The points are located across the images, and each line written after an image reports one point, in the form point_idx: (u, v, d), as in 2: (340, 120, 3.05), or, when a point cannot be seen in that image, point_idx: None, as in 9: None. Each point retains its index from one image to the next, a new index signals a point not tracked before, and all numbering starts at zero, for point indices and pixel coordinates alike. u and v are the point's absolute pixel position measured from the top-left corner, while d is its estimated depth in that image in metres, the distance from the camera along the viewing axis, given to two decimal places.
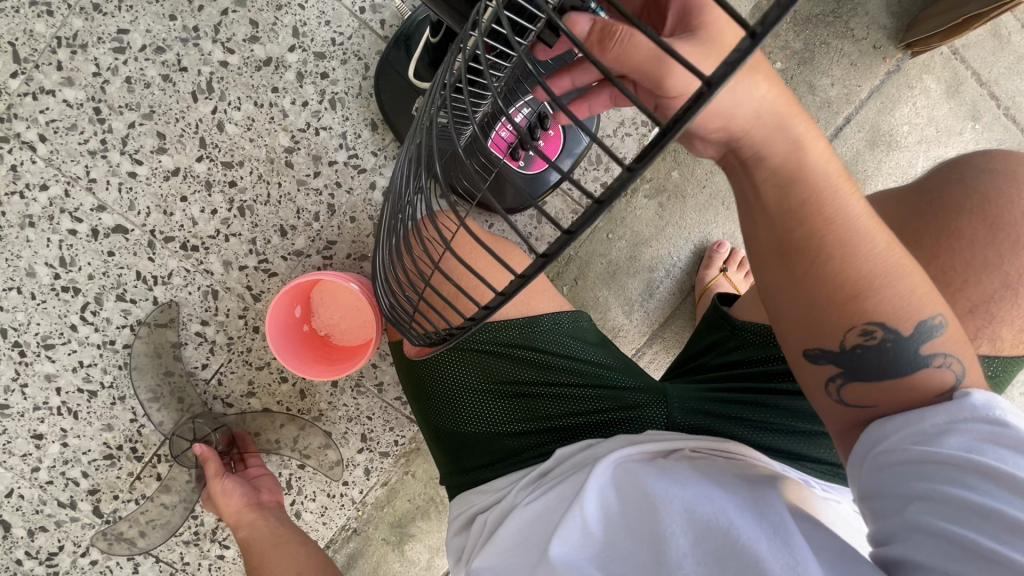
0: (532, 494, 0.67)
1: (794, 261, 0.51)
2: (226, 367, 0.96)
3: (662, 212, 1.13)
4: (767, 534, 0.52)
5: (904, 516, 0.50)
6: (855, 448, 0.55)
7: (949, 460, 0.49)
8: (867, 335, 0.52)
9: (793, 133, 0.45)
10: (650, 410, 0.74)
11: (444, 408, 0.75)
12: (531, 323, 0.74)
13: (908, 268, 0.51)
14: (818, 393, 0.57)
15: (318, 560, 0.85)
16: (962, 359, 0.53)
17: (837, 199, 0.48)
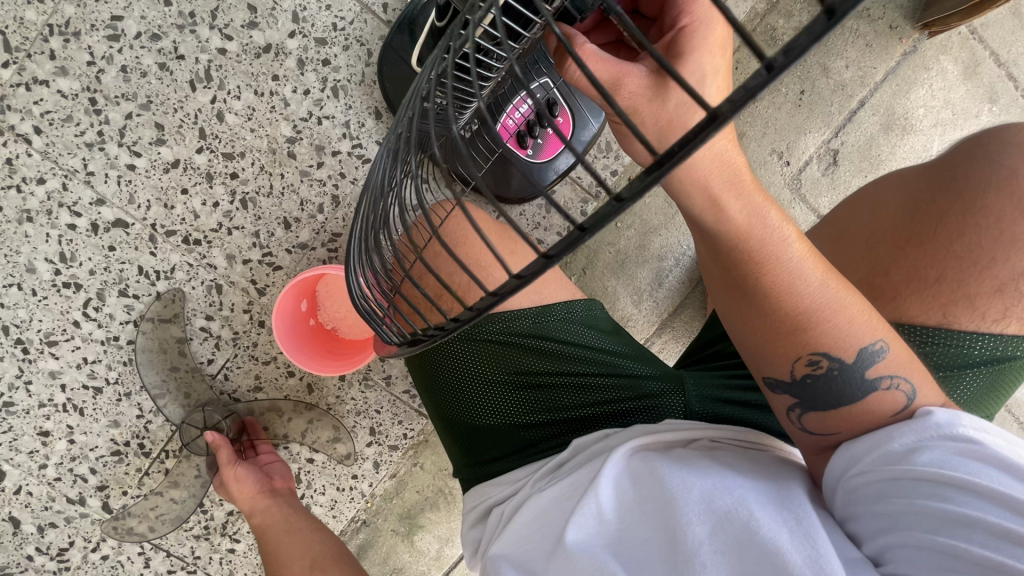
0: (548, 483, 0.66)
1: (736, 299, 0.55)
2: (233, 362, 0.95)
3: (672, 199, 1.11)
4: (787, 526, 0.52)
5: (888, 533, 0.51)
6: (826, 472, 0.57)
7: (922, 477, 0.51)
8: (814, 365, 0.55)
9: (725, 181, 0.46)
10: (667, 399, 0.73)
11: (457, 399, 0.73)
12: (545, 312, 0.73)
13: (847, 300, 0.54)
14: (783, 420, 0.60)
15: (333, 548, 0.84)
16: (912, 380, 0.55)
17: (774, 244, 0.50)
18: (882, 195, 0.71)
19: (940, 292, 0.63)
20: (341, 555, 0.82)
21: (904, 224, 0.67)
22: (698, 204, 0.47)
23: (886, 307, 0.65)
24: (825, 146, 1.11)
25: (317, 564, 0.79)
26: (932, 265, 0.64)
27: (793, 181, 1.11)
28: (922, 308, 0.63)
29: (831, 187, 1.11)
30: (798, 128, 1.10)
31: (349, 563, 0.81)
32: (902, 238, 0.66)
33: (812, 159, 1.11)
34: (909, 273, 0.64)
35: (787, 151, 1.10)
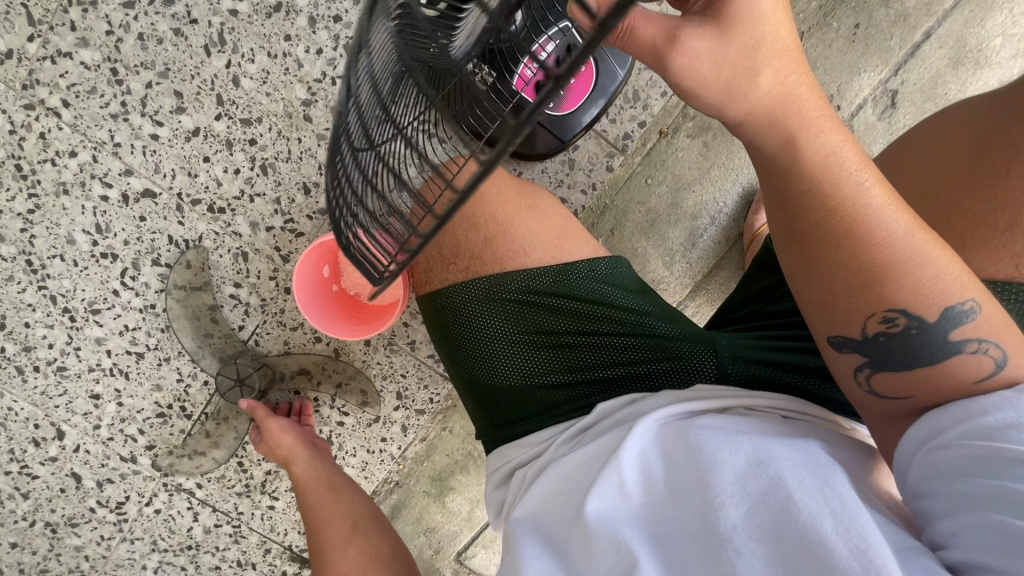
0: (573, 448, 0.64)
1: (806, 248, 0.51)
2: (262, 329, 0.97)
3: (707, 151, 1.04)
4: (832, 510, 0.47)
5: (960, 517, 0.46)
6: (902, 444, 0.51)
7: (1015, 458, 0.44)
8: (889, 323, 0.49)
9: (799, 116, 0.49)
10: (697, 361, 0.69)
11: (478, 360, 0.71)
12: (566, 270, 0.71)
13: (934, 255, 0.48)
14: (848, 383, 0.54)
15: (374, 513, 0.86)
16: (1004, 346, 0.49)
17: (845, 182, 0.48)
18: (944, 133, 0.63)
19: (1012, 243, 0.55)
20: (382, 523, 0.84)
21: (971, 165, 0.59)
22: (770, 143, 0.50)
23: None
24: (882, 87, 1.00)
25: (362, 529, 0.81)
26: (1002, 211, 0.56)
27: (844, 128, 1.01)
28: (993, 259, 0.55)
29: (888, 132, 1.01)
30: (851, 67, 0.99)
31: (389, 534, 0.83)
32: (964, 181, 0.59)
33: (867, 102, 1.01)
34: (970, 221, 0.57)
35: (838, 94, 1.00)
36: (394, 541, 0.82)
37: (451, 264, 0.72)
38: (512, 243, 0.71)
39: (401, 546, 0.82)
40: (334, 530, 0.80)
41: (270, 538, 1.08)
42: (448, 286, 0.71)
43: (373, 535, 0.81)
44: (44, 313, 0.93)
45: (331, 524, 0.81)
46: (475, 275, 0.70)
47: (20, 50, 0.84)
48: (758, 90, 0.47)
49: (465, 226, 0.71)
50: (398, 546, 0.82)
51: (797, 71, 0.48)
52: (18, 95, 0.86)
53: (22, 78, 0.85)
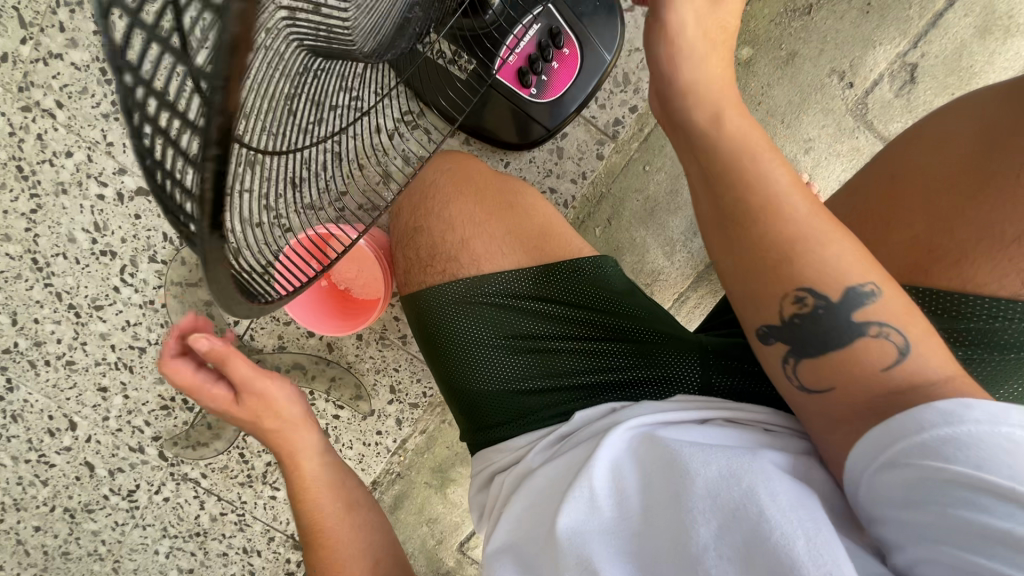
0: (551, 457, 0.63)
1: (723, 226, 0.49)
2: (257, 324, 0.98)
3: None
4: (804, 530, 0.45)
5: (911, 549, 0.42)
6: (846, 464, 0.45)
7: (960, 482, 0.39)
8: (799, 302, 0.47)
9: (722, 95, 0.51)
10: (681, 368, 0.67)
11: (453, 363, 0.69)
12: (546, 272, 0.68)
13: (830, 238, 0.47)
14: (778, 378, 0.50)
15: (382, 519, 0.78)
16: (906, 332, 0.45)
17: (754, 158, 0.49)
18: (946, 130, 0.58)
19: (1019, 255, 0.52)
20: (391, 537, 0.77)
21: (976, 168, 0.55)
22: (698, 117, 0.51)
23: (949, 273, 0.54)
24: (901, 61, 0.93)
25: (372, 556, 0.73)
26: (1006, 222, 0.53)
27: (857, 107, 0.95)
28: (993, 275, 0.53)
29: (908, 110, 0.94)
30: (865, 41, 0.93)
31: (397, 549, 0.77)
32: (969, 187, 0.54)
33: (884, 79, 0.94)
34: (980, 231, 0.53)
35: (850, 70, 0.94)
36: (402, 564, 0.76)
37: (427, 267, 0.70)
38: (488, 244, 0.69)
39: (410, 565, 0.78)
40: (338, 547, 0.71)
41: (274, 527, 1.10)
42: (424, 289, 0.69)
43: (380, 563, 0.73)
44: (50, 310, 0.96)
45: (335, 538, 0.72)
46: (451, 277, 0.68)
47: (14, 52, 0.86)
48: (699, 65, 0.51)
49: (441, 229, 0.70)
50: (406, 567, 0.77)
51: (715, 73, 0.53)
52: (15, 97, 0.88)
53: (19, 80, 0.87)
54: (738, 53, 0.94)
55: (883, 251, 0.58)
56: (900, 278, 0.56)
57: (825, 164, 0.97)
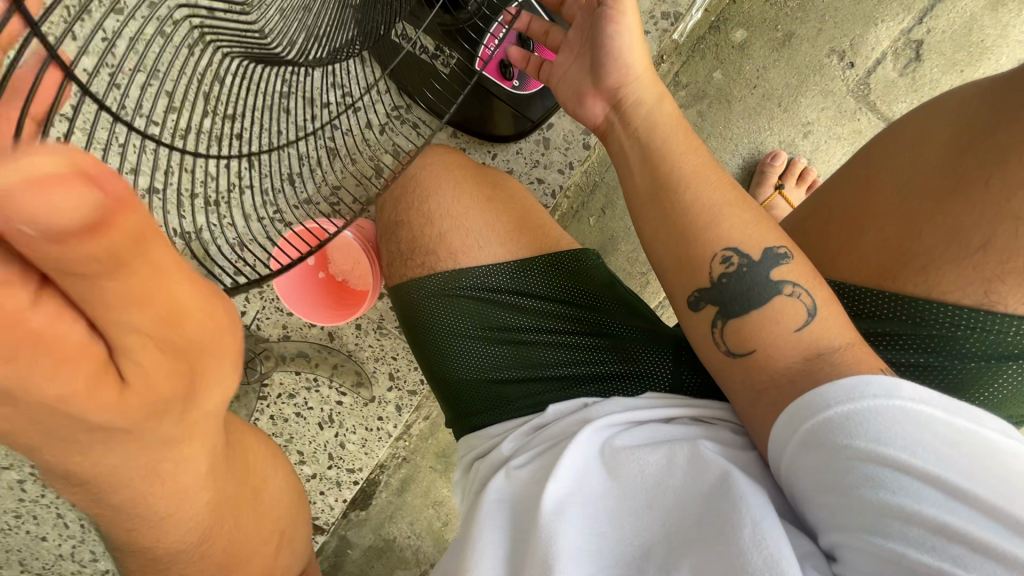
0: (524, 450, 0.65)
1: (659, 202, 0.61)
2: (263, 314, 1.02)
3: (704, 121, 0.94)
4: (754, 521, 0.49)
5: (822, 506, 0.49)
6: (769, 447, 0.53)
7: (859, 458, 0.47)
8: (726, 262, 0.57)
9: (653, 96, 0.65)
10: (653, 364, 0.68)
11: (435, 353, 0.71)
12: (523, 267, 0.70)
13: (738, 208, 0.59)
14: (709, 346, 0.58)
15: (264, 453, 0.60)
16: (814, 293, 0.55)
17: (676, 146, 0.63)
18: (926, 133, 0.60)
19: (984, 263, 0.54)
20: (271, 492, 0.59)
21: (949, 171, 0.57)
22: (637, 110, 0.64)
23: (916, 279, 0.56)
24: (905, 38, 0.92)
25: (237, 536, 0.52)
26: (970, 226, 0.55)
27: (859, 88, 0.94)
28: (956, 282, 0.55)
29: (913, 89, 0.93)
30: (866, 18, 0.92)
31: (284, 498, 0.62)
32: (940, 191, 0.57)
33: (887, 57, 0.93)
34: (946, 237, 0.55)
35: (850, 50, 0.93)
36: (284, 522, 0.61)
37: (408, 259, 0.72)
38: (465, 236, 0.70)
39: (294, 511, 0.64)
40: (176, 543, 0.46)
41: None
42: (407, 280, 0.71)
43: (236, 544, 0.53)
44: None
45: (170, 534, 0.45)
46: (431, 270, 0.70)
47: None
48: (637, 64, 0.64)
49: (421, 221, 0.72)
50: (289, 522, 0.62)
51: (655, 83, 0.65)
52: None
53: None
54: (733, 35, 0.93)
55: (856, 254, 0.60)
56: (871, 282, 0.59)
57: (826, 148, 0.97)
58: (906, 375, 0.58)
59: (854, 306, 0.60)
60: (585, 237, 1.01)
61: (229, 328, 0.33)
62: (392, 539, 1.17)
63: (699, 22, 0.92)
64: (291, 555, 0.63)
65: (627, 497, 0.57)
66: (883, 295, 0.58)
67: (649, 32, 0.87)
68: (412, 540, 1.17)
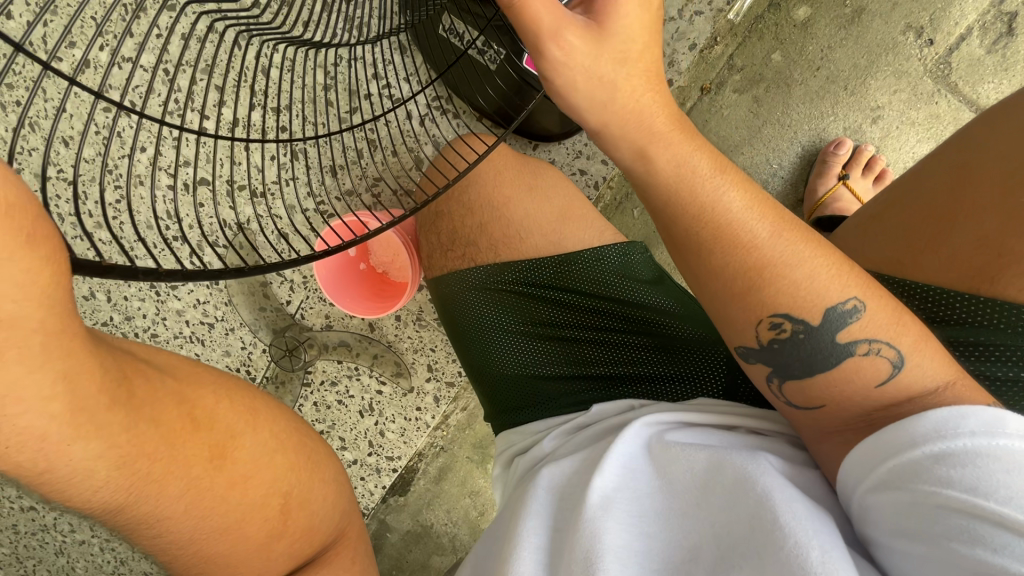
0: (567, 447, 0.62)
1: (688, 259, 0.55)
2: (306, 303, 1.04)
3: (759, 108, 0.88)
4: (815, 536, 0.45)
5: (906, 552, 0.45)
6: (842, 477, 0.49)
7: (948, 505, 0.43)
8: (777, 329, 0.52)
9: (649, 129, 0.53)
10: (707, 368, 0.65)
11: (476, 346, 0.70)
12: (569, 262, 0.67)
13: (807, 250, 0.52)
14: (768, 396, 0.56)
15: (215, 402, 0.41)
16: (899, 346, 0.49)
17: (708, 179, 0.53)
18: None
19: None
20: (242, 452, 0.42)
21: None
22: (629, 154, 0.54)
23: (1020, 283, 0.51)
24: (995, 9, 0.84)
25: (223, 504, 0.40)
26: None
27: (938, 67, 0.86)
28: None
29: (1002, 68, 0.85)
30: None
31: (275, 459, 0.44)
32: None
33: (973, 32, 0.85)
34: None
35: (930, 26, 0.85)
36: (284, 480, 0.45)
37: (449, 251, 0.72)
38: (508, 227, 0.69)
39: (301, 465, 0.47)
40: (94, 495, 0.34)
41: None
42: (447, 273, 0.71)
43: (195, 502, 0.39)
44: (104, 296, 0.94)
45: (78, 488, 0.33)
46: (472, 262, 0.69)
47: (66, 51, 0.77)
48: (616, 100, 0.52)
49: (462, 212, 0.71)
50: (294, 479, 0.46)
51: (661, 96, 0.54)
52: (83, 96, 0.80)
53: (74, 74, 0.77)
54: (795, 13, 0.86)
55: (948, 253, 0.55)
56: (964, 284, 0.54)
57: (897, 134, 0.89)
58: (999, 391, 0.53)
59: (932, 311, 0.55)
60: (629, 230, 0.97)
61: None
62: (429, 525, 1.18)
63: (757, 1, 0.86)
64: (311, 517, 0.47)
65: (675, 501, 0.54)
66: (977, 301, 0.53)
67: (703, 13, 0.82)
68: (449, 527, 1.18)
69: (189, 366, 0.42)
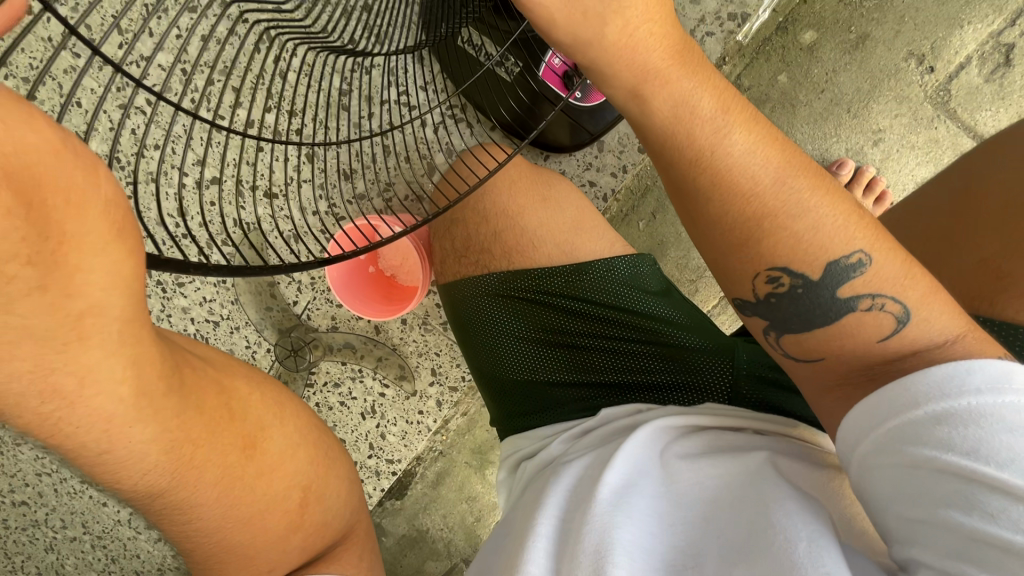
0: (576, 451, 0.63)
1: (686, 209, 0.56)
2: (313, 304, 1.05)
3: None
4: (806, 533, 0.47)
5: (900, 515, 0.46)
6: (841, 437, 0.50)
7: (945, 467, 0.43)
8: (774, 282, 0.53)
9: (649, 71, 0.51)
10: (713, 377, 0.67)
11: (487, 350, 0.71)
12: (580, 270, 0.69)
13: (812, 193, 0.52)
14: (767, 349, 0.57)
15: (249, 394, 0.42)
16: (903, 300, 0.50)
17: (715, 124, 0.52)
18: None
19: None
20: (270, 443, 0.43)
21: None
22: (626, 98, 0.53)
23: (1019, 304, 0.53)
24: (993, 40, 0.87)
25: (250, 491, 0.41)
26: None
27: (938, 94, 0.89)
28: None
29: (999, 96, 0.88)
30: (950, 20, 0.87)
31: (298, 453, 0.45)
32: None
33: (972, 61, 0.88)
34: None
35: (931, 54, 0.88)
36: (305, 474, 0.46)
37: (462, 257, 0.74)
38: (520, 234, 0.71)
39: (319, 460, 0.48)
40: (141, 478, 0.35)
41: None
42: (460, 279, 0.73)
43: (226, 491, 0.40)
44: None
45: (127, 469, 0.34)
46: (484, 269, 0.71)
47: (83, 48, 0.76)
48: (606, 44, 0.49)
49: (475, 218, 0.72)
50: (314, 473, 0.47)
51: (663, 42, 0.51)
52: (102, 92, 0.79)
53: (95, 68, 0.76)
54: (802, 36, 0.89)
55: (949, 273, 0.58)
56: (965, 305, 0.56)
57: (897, 157, 0.91)
58: None
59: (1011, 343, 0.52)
60: (634, 240, 0.99)
61: (76, 164, 0.23)
62: (425, 530, 1.19)
63: (764, 23, 0.89)
64: (325, 512, 0.48)
65: (681, 507, 0.54)
66: (980, 321, 0.54)
67: (714, 33, 0.84)
68: (445, 533, 1.19)
69: (225, 362, 0.43)
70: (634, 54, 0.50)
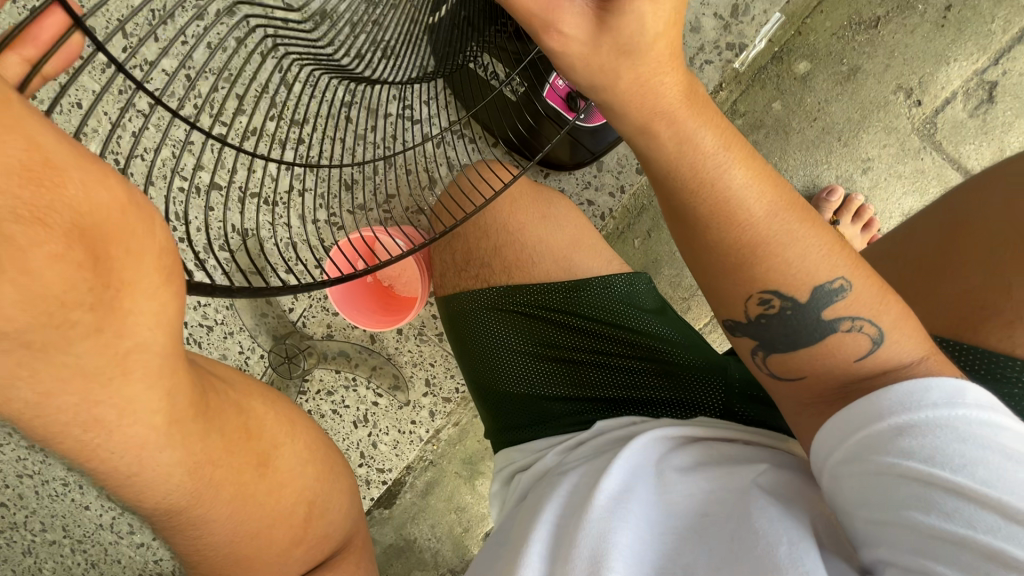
0: (570, 462, 0.64)
1: (682, 230, 0.57)
2: (309, 312, 1.06)
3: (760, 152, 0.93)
4: (788, 536, 0.48)
5: (866, 519, 0.48)
6: (815, 450, 0.52)
7: (908, 473, 0.46)
8: (765, 304, 0.55)
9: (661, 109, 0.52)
10: (706, 396, 0.68)
11: (486, 363, 0.72)
12: (580, 286, 0.70)
13: (802, 228, 0.54)
14: (752, 367, 0.59)
15: (264, 414, 0.43)
16: (878, 322, 0.53)
17: (717, 155, 0.54)
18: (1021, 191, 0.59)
19: None
20: (281, 461, 0.43)
21: None
22: (630, 129, 0.54)
23: (999, 333, 0.55)
24: (978, 77, 0.91)
25: (259, 509, 0.42)
26: None
27: (925, 126, 0.92)
28: None
29: (983, 130, 0.92)
30: (938, 57, 0.91)
31: (307, 469, 0.46)
32: None
33: (957, 97, 0.92)
34: None
35: (919, 88, 0.91)
36: (312, 489, 0.46)
37: (462, 271, 0.74)
38: (521, 251, 0.72)
39: (324, 474, 0.48)
40: (163, 498, 0.35)
41: None
42: (460, 291, 0.74)
43: (240, 509, 0.41)
44: None
45: (152, 490, 0.34)
46: (485, 283, 0.72)
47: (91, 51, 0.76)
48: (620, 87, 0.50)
49: (478, 234, 0.73)
50: (319, 488, 0.47)
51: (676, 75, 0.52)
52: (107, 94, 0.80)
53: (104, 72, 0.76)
54: (796, 66, 0.92)
55: (936, 300, 0.61)
56: (951, 331, 0.58)
57: (885, 185, 0.95)
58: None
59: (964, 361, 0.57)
60: (629, 257, 1.01)
61: (136, 213, 0.25)
62: (412, 540, 1.19)
63: (760, 52, 0.91)
64: (327, 525, 0.49)
65: (673, 514, 0.56)
66: (963, 347, 0.57)
67: (713, 61, 0.87)
68: (433, 543, 1.19)
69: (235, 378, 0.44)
70: (647, 94, 0.51)
